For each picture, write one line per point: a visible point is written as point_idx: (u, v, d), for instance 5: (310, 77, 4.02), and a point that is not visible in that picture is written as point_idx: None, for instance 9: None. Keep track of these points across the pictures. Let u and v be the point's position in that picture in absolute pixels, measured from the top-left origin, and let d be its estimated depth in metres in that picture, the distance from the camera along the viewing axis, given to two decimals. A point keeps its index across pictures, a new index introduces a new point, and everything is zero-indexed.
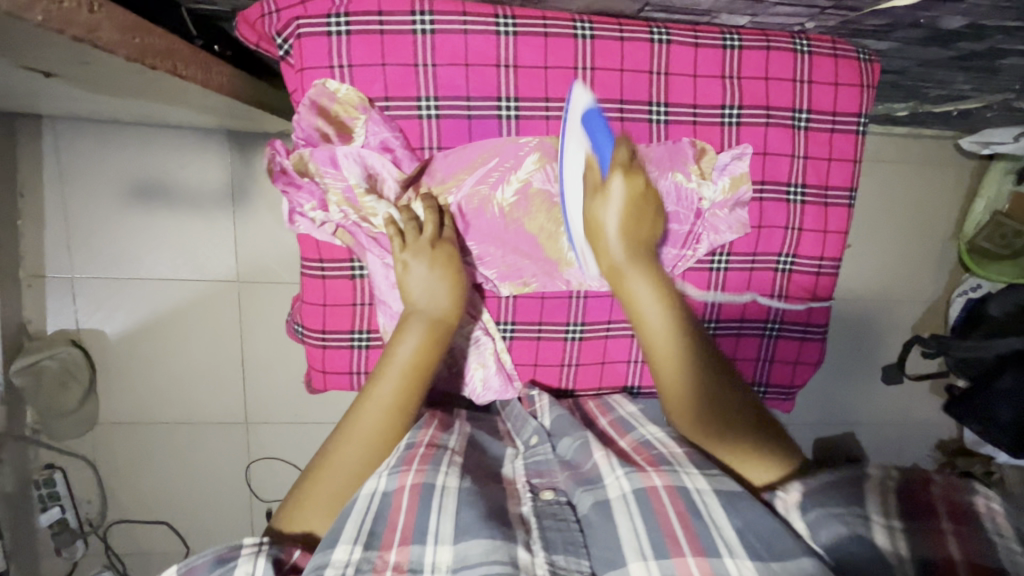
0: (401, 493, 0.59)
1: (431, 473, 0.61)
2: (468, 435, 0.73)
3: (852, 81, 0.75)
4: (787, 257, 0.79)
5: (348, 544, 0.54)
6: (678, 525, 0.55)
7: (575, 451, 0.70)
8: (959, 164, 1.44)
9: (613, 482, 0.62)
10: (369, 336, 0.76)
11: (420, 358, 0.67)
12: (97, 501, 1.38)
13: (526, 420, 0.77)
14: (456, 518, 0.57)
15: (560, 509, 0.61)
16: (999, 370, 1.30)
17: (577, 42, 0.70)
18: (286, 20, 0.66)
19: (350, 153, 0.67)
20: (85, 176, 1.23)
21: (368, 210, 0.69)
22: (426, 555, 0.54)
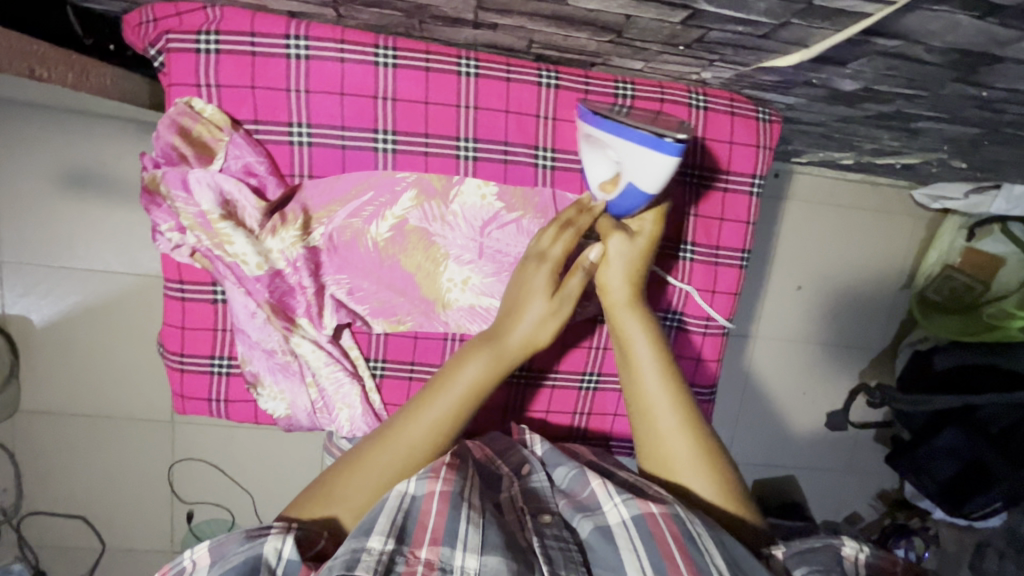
0: (429, 500, 0.61)
1: (458, 484, 0.63)
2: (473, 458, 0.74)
3: (748, 141, 0.73)
4: (673, 314, 0.78)
5: (380, 535, 0.57)
6: (675, 547, 0.60)
7: (570, 481, 0.74)
8: (915, 214, 1.42)
9: (611, 509, 0.66)
10: (229, 363, 0.74)
11: (481, 387, 0.67)
12: (12, 490, 1.35)
13: (513, 448, 0.79)
14: (485, 533, 0.59)
15: (561, 534, 0.64)
16: (940, 426, 1.32)
17: (459, 79, 0.67)
18: (159, 32, 0.64)
19: (204, 177, 0.65)
20: (16, 161, 1.21)
21: (223, 237, 0.65)
22: (456, 558, 0.57)
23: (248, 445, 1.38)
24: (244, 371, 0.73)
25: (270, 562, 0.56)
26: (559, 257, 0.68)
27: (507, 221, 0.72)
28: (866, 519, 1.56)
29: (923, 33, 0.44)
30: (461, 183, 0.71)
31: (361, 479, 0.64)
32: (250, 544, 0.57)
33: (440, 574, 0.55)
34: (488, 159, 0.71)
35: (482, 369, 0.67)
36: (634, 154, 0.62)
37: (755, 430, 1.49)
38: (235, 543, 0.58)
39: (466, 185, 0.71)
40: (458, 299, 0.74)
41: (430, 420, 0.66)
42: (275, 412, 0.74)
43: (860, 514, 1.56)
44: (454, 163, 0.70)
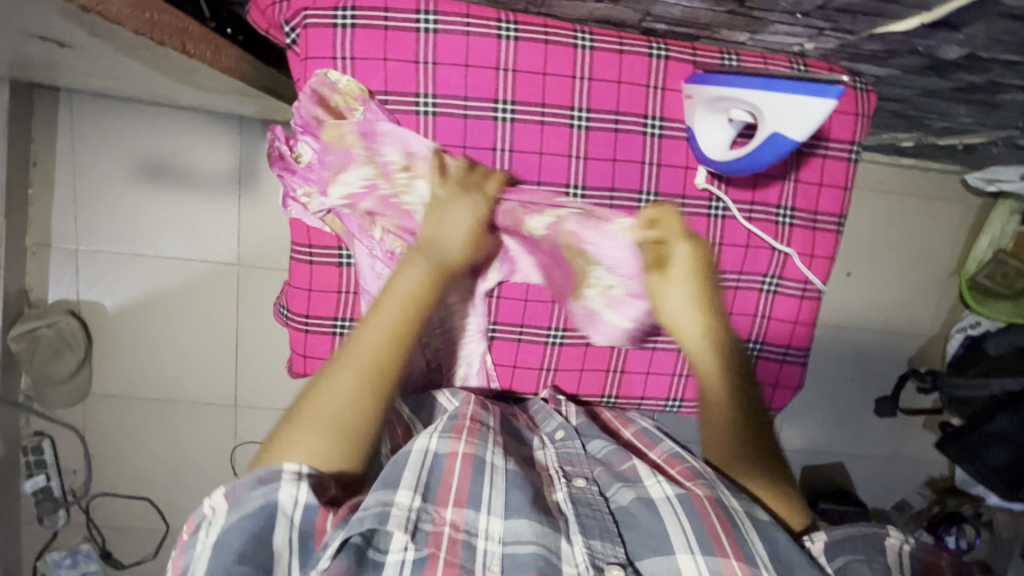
0: (452, 459, 0.63)
1: (481, 448, 0.65)
2: (501, 416, 0.76)
3: (847, 109, 0.75)
4: (771, 278, 0.79)
5: (408, 490, 0.57)
6: (720, 527, 0.61)
7: (607, 451, 0.75)
8: (965, 201, 1.44)
9: (654, 485, 0.67)
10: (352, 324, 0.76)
11: (419, 294, 0.64)
12: (81, 471, 1.39)
13: (549, 415, 0.78)
14: (507, 497, 0.61)
15: (593, 499, 0.65)
16: (993, 411, 1.29)
17: (575, 51, 0.70)
18: (295, 10, 0.67)
19: (393, 131, 0.66)
20: (95, 151, 1.25)
21: (400, 186, 0.67)
22: (480, 521, 0.59)
23: None
24: None
25: (285, 508, 0.54)
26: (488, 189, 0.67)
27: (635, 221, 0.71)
28: (916, 508, 1.56)
29: None
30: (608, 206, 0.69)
31: (327, 403, 0.59)
32: (265, 488, 0.54)
33: (464, 537, 0.58)
34: (600, 128, 0.72)
35: (420, 274, 0.64)
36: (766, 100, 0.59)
37: (804, 415, 1.50)
38: (246, 488, 0.54)
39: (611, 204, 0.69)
40: (592, 298, 0.74)
41: (380, 333, 0.62)
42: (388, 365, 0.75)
43: (909, 501, 1.57)
44: (568, 131, 0.72)
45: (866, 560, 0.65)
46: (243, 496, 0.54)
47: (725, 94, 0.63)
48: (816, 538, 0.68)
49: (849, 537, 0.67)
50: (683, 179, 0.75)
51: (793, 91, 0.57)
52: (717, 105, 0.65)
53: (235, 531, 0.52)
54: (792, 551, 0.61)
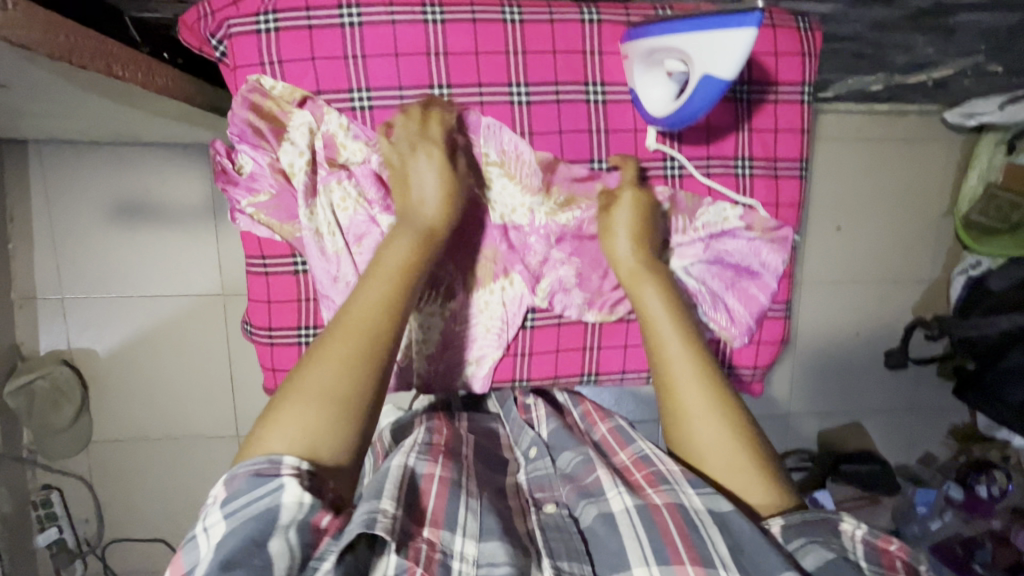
0: (428, 480, 0.63)
1: (455, 475, 0.66)
2: (472, 442, 0.77)
3: (793, 50, 0.73)
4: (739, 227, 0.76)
5: (391, 500, 0.56)
6: (676, 536, 0.57)
7: (574, 464, 0.72)
8: (949, 139, 1.40)
9: (615, 496, 0.63)
10: (316, 332, 0.74)
11: (413, 261, 0.63)
12: (93, 520, 1.38)
13: (523, 429, 0.81)
14: (482, 520, 0.60)
15: (560, 521, 0.64)
16: (1006, 347, 1.26)
17: (505, 27, 0.69)
18: (218, 21, 0.66)
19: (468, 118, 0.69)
20: (68, 198, 1.26)
21: None
22: (455, 543, 0.57)
23: None
24: None
25: (291, 512, 0.49)
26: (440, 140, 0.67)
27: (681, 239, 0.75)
28: (941, 459, 1.52)
29: None
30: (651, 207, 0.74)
31: (331, 371, 0.57)
32: (270, 490, 0.50)
33: (440, 557, 0.54)
34: (542, 101, 0.71)
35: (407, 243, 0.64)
36: (696, 44, 0.58)
37: (813, 378, 1.47)
38: (244, 485, 0.51)
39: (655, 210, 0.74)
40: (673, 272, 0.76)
41: (378, 295, 0.61)
42: None
43: (932, 454, 1.53)
44: (509, 108, 0.70)
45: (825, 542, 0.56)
46: (241, 494, 0.50)
47: (656, 45, 0.62)
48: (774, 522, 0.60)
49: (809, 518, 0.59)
50: (634, 142, 0.74)
51: (718, 31, 0.56)
52: (653, 60, 0.64)
53: (233, 536, 0.48)
54: (762, 545, 0.55)
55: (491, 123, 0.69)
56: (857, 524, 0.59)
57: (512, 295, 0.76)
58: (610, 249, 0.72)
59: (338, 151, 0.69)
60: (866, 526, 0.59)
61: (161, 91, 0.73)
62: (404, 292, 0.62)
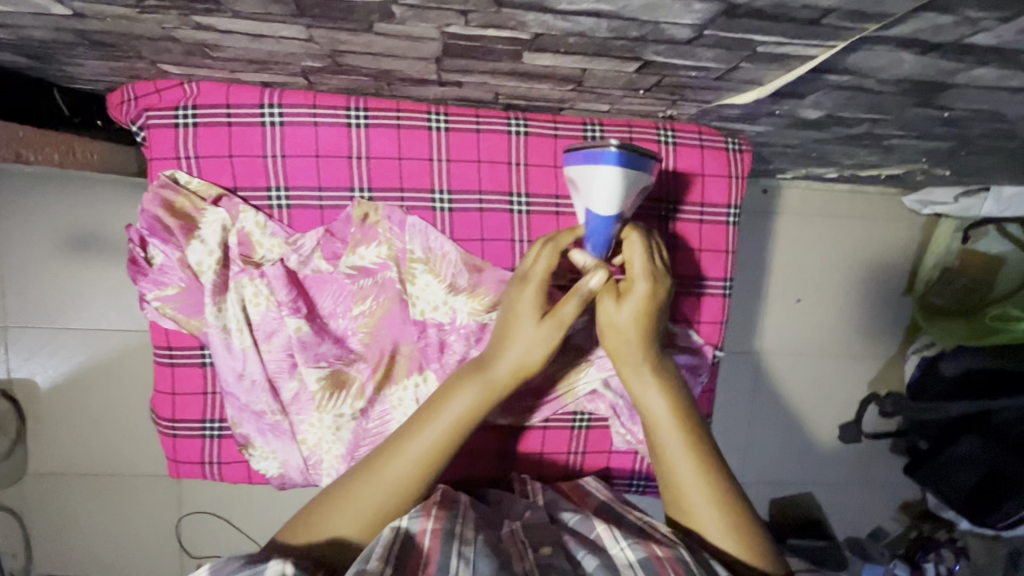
0: (422, 537, 0.59)
1: (449, 522, 0.61)
2: (466, 503, 0.69)
3: (720, 172, 0.74)
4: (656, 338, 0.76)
5: (379, 564, 0.54)
6: None
7: (576, 522, 0.70)
8: (910, 220, 1.41)
9: (618, 551, 0.62)
10: (221, 425, 0.73)
11: (473, 415, 0.64)
12: (20, 554, 1.34)
13: (514, 500, 0.76)
14: (476, 566, 0.56)
15: (559, 563, 0.60)
16: (961, 432, 1.28)
17: (431, 133, 0.68)
18: (141, 109, 0.65)
19: (388, 214, 0.68)
20: (20, 228, 1.24)
21: (363, 259, 0.68)
22: None
23: (255, 495, 1.36)
24: (234, 434, 0.71)
25: None
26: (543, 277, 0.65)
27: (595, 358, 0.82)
28: (892, 534, 1.51)
29: (870, 70, 0.42)
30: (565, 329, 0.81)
31: (356, 499, 0.62)
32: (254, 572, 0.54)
33: None
34: (464, 210, 0.71)
35: (472, 394, 0.64)
36: (584, 172, 0.64)
37: (767, 447, 1.46)
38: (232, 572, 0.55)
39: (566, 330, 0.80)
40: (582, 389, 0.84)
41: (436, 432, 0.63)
42: (267, 471, 0.72)
43: (884, 529, 1.51)
44: (431, 214, 0.70)
45: None
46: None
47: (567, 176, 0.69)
48: None
49: None
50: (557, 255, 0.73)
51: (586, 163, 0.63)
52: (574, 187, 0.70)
53: None
54: None
55: (415, 223, 0.69)
56: None
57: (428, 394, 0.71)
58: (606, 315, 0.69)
59: (254, 249, 0.68)
60: None
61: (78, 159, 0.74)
62: (454, 440, 0.64)
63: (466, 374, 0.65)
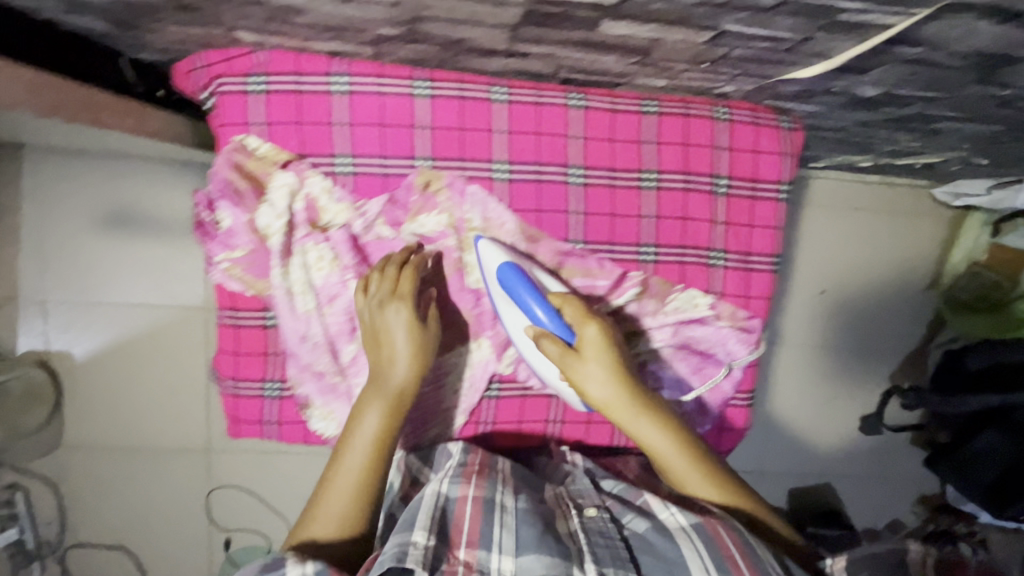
0: (462, 502, 0.71)
1: (491, 491, 0.72)
2: (508, 468, 0.80)
3: (773, 149, 0.77)
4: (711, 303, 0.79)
5: (422, 531, 0.65)
6: (731, 553, 0.64)
7: (620, 488, 0.79)
8: (937, 213, 1.41)
9: (669, 517, 0.70)
10: (281, 386, 0.77)
11: (383, 426, 0.71)
12: (54, 522, 1.37)
13: (557, 467, 0.84)
14: (519, 535, 0.66)
15: (604, 527, 0.69)
16: (981, 427, 1.28)
17: (492, 105, 0.71)
18: (211, 77, 0.68)
19: (450, 182, 0.73)
20: (59, 203, 1.26)
21: (424, 228, 0.74)
22: (491, 561, 0.64)
23: (283, 470, 1.39)
24: (294, 393, 0.76)
25: None
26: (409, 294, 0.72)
27: (652, 325, 0.78)
28: (909, 526, 1.52)
29: (944, 39, 0.43)
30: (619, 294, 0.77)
31: (331, 502, 0.69)
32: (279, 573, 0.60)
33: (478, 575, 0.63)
34: (523, 178, 0.74)
35: (378, 411, 0.72)
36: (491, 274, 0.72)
37: (788, 437, 1.47)
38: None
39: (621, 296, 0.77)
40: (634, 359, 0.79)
41: (370, 432, 0.71)
42: (324, 430, 0.77)
43: (901, 521, 1.52)
44: (489, 183, 0.73)
45: None
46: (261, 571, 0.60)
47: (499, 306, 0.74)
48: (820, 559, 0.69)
49: None
50: (610, 226, 0.76)
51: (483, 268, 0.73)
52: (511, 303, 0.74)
53: None
54: None
55: (478, 190, 0.73)
56: None
57: (479, 358, 0.82)
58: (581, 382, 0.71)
59: (321, 213, 0.73)
60: None
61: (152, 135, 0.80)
62: (380, 450, 0.71)
63: (368, 394, 0.73)
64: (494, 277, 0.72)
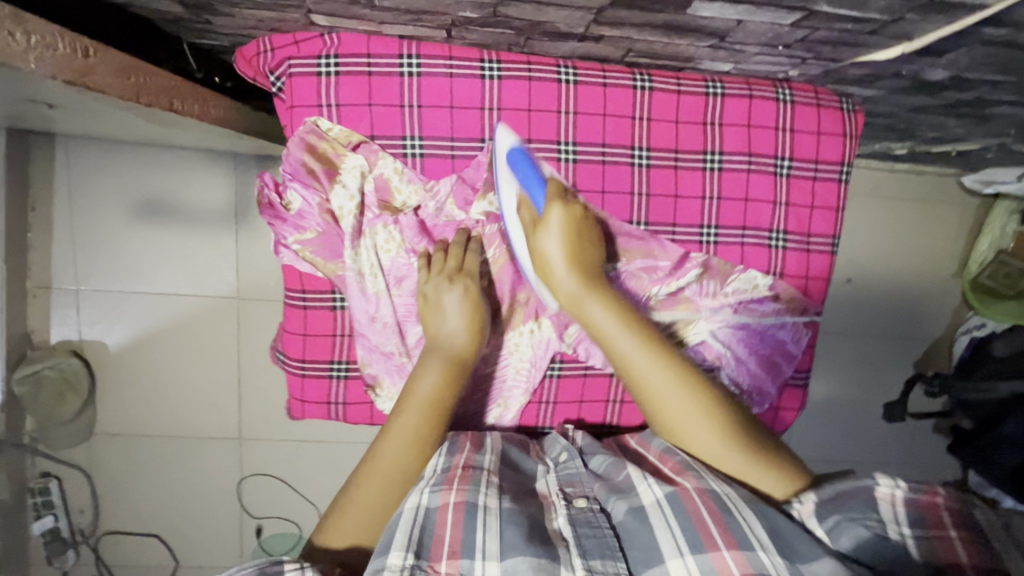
0: (445, 511, 0.55)
1: (473, 491, 0.57)
2: (500, 450, 0.70)
3: (835, 130, 0.76)
4: (770, 286, 0.78)
5: (400, 551, 0.51)
6: (711, 524, 0.53)
7: (606, 466, 0.68)
8: (964, 202, 1.42)
9: (646, 490, 0.60)
10: (348, 366, 0.77)
11: (443, 392, 0.67)
12: (88, 510, 1.38)
13: (555, 439, 0.75)
14: (503, 535, 0.54)
15: (593, 517, 0.58)
16: (1003, 415, 1.25)
17: (559, 86, 0.71)
18: (280, 59, 0.69)
19: None
20: (93, 193, 1.27)
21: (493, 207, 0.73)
22: (475, 570, 0.51)
23: (314, 459, 1.40)
24: (363, 374, 0.76)
25: None
26: (463, 270, 0.72)
27: (713, 307, 0.77)
28: None
29: None
30: (681, 275, 0.75)
31: (376, 481, 0.62)
32: None
33: None
34: (588, 161, 0.73)
35: (436, 373, 0.67)
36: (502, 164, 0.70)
37: (813, 423, 1.48)
38: None
39: (685, 277, 0.75)
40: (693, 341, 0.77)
41: (428, 394, 0.66)
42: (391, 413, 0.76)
43: None
44: (557, 164, 0.73)
45: (858, 518, 0.55)
46: None
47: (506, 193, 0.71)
48: (804, 500, 0.60)
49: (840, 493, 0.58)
50: (673, 208, 0.75)
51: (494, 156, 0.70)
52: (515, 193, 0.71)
53: None
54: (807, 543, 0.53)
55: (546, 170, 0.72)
56: (896, 485, 0.57)
57: (541, 340, 0.78)
58: (539, 249, 0.68)
59: (392, 195, 0.72)
60: (905, 487, 0.56)
61: (217, 121, 0.82)
62: (439, 420, 0.66)
63: (427, 359, 0.69)
64: (503, 162, 0.69)
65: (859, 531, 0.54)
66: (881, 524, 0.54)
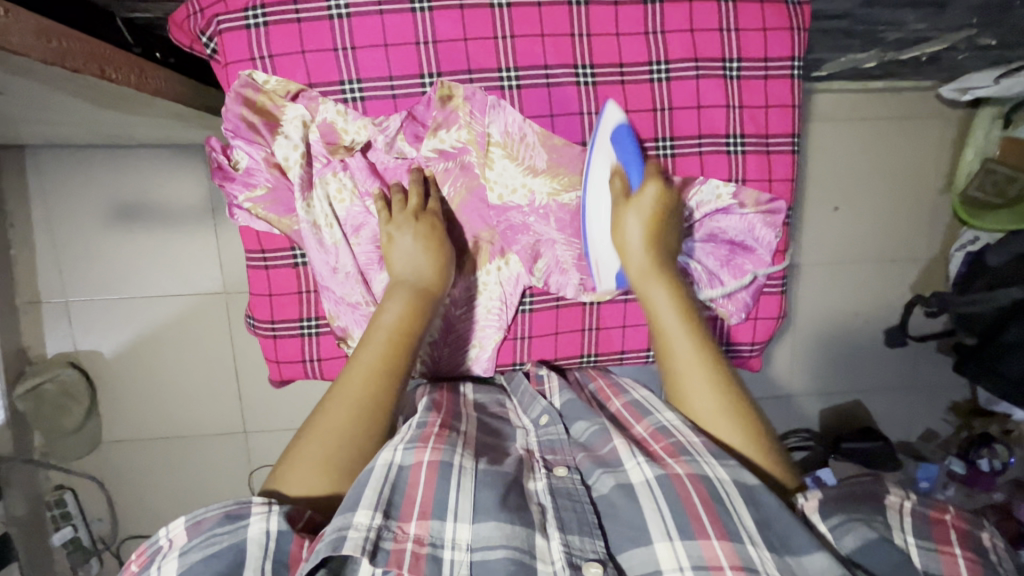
0: (418, 469, 0.59)
1: (448, 452, 0.61)
2: (475, 420, 0.72)
3: (782, 25, 0.76)
4: (734, 189, 0.79)
5: (368, 509, 0.54)
6: (702, 509, 0.57)
7: (589, 434, 0.70)
8: (946, 115, 1.39)
9: (635, 467, 0.63)
10: (318, 322, 0.80)
11: (408, 321, 0.68)
12: (106, 518, 1.40)
13: (534, 399, 0.77)
14: (476, 497, 0.58)
15: (572, 488, 0.62)
16: (1006, 322, 1.24)
17: (493, 12, 0.71)
18: (208, 19, 0.69)
19: (466, 93, 0.72)
20: (68, 203, 1.27)
21: (446, 143, 0.74)
22: (446, 530, 0.55)
23: None
24: (333, 327, 0.78)
25: (257, 545, 0.52)
26: (418, 207, 0.73)
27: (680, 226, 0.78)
28: (943, 435, 1.53)
29: None
30: None
31: (338, 412, 0.62)
32: (236, 526, 0.53)
33: (430, 550, 0.54)
34: (532, 85, 0.73)
35: (402, 304, 0.68)
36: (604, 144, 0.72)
37: (814, 359, 1.47)
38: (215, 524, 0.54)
39: None
40: None
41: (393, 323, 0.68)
42: None
43: (935, 430, 1.53)
44: (500, 92, 0.73)
45: (863, 519, 0.59)
46: (206, 532, 0.53)
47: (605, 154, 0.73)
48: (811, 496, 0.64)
49: (851, 495, 0.62)
50: (625, 123, 0.76)
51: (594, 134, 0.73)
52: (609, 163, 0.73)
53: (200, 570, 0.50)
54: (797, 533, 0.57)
55: (496, 101, 0.72)
56: (907, 496, 0.62)
57: (509, 276, 0.80)
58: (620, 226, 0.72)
59: (340, 135, 0.72)
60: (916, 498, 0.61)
61: (155, 93, 0.77)
62: (405, 348, 0.67)
63: (393, 290, 0.70)
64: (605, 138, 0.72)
65: (865, 531, 0.58)
66: (886, 528, 0.59)
